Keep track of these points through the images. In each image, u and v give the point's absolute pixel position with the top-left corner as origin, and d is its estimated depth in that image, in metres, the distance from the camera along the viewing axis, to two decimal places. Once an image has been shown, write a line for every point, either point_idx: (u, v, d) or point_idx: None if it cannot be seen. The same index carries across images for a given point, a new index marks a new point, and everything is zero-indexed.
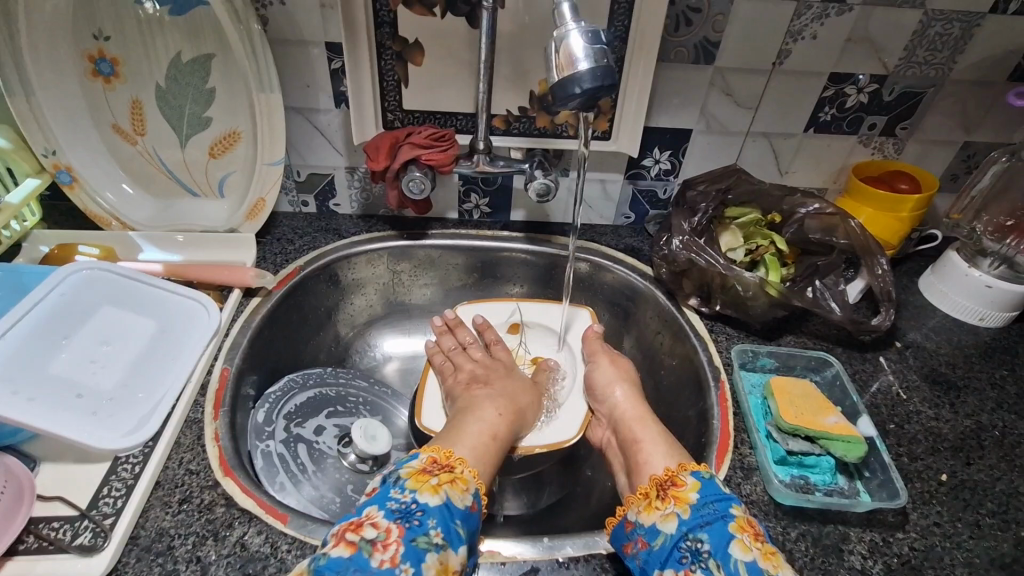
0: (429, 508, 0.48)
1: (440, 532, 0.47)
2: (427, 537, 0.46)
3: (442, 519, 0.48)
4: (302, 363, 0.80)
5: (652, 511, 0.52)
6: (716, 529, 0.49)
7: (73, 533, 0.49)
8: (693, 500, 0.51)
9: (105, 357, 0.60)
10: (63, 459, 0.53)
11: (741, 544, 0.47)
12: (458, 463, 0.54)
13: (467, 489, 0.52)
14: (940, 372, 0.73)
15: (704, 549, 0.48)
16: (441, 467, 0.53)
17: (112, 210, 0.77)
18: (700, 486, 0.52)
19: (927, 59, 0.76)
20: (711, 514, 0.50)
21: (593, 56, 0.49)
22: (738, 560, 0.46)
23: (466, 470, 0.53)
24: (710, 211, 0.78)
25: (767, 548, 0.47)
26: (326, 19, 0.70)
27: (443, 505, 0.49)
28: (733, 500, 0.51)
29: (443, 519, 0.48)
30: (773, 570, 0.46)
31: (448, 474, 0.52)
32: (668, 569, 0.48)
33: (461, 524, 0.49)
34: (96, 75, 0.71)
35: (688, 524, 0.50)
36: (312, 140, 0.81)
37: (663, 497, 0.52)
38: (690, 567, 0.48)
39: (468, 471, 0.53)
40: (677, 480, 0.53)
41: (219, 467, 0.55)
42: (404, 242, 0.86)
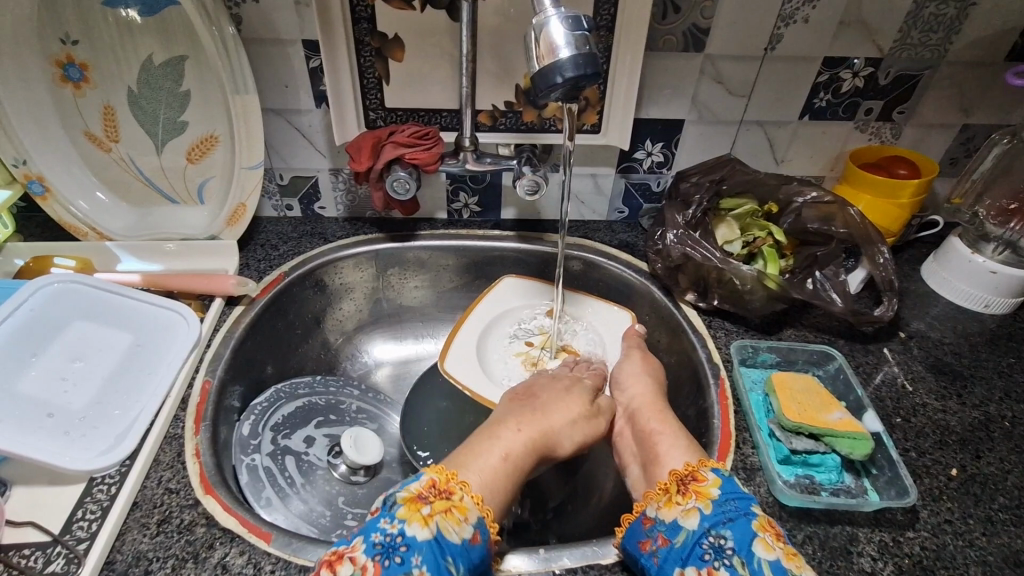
0: (416, 542, 0.45)
1: (423, 570, 0.44)
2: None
3: (429, 554, 0.45)
4: (290, 371, 0.77)
5: (673, 506, 0.49)
6: (740, 525, 0.46)
7: (45, 559, 0.46)
8: (715, 496, 0.48)
9: (78, 373, 0.57)
10: (35, 482, 0.51)
11: (764, 542, 0.45)
12: (459, 488, 0.50)
13: (466, 520, 0.48)
14: (947, 362, 0.70)
15: (727, 546, 0.45)
16: (438, 492, 0.49)
17: (87, 219, 0.74)
18: (722, 481, 0.50)
19: (923, 41, 0.74)
20: (734, 510, 0.47)
21: (574, 43, 0.47)
22: (762, 559, 0.44)
23: (466, 497, 0.49)
24: (704, 203, 0.75)
25: (789, 548, 0.45)
26: (302, 17, 0.67)
27: (433, 540, 0.45)
28: (754, 498, 0.49)
29: (431, 554, 0.45)
30: (797, 570, 0.44)
31: (444, 502, 0.48)
32: (690, 567, 0.46)
33: (454, 559, 0.45)
34: (65, 80, 0.68)
35: (710, 520, 0.47)
36: (293, 142, 0.79)
37: (683, 492, 0.50)
38: (713, 565, 0.45)
39: (469, 498, 0.49)
40: (698, 475, 0.51)
41: (200, 484, 0.53)
42: (392, 244, 0.84)
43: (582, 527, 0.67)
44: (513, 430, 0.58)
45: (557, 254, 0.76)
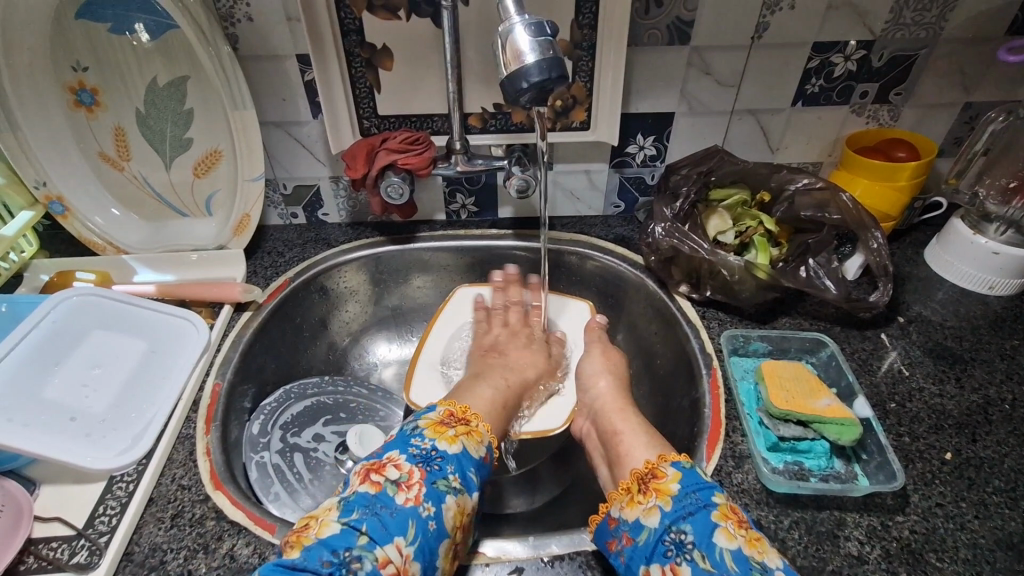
0: (449, 455, 0.52)
1: (457, 478, 0.51)
2: (446, 481, 0.50)
3: (459, 465, 0.52)
4: (298, 373, 0.81)
5: (634, 506, 0.50)
6: (699, 519, 0.47)
7: (71, 551, 0.50)
8: (675, 492, 0.49)
9: (96, 380, 0.61)
10: (61, 481, 0.55)
11: (725, 533, 0.46)
12: (473, 418, 0.58)
13: (481, 441, 0.56)
14: (946, 346, 0.70)
15: (688, 540, 0.46)
16: (458, 420, 0.57)
17: (105, 235, 0.79)
18: (681, 476, 0.51)
19: (915, 21, 0.73)
20: (693, 504, 0.48)
21: (539, 49, 0.48)
22: (722, 548, 0.45)
23: (479, 424, 0.57)
24: (692, 195, 0.76)
25: (751, 534, 0.46)
26: (295, 33, 0.70)
27: (462, 453, 0.53)
28: (716, 488, 0.50)
29: (460, 466, 0.52)
30: (758, 556, 0.44)
31: (464, 426, 0.56)
32: (655, 563, 0.47)
33: (477, 471, 0.53)
34: (78, 105, 0.73)
35: (671, 517, 0.48)
36: (294, 153, 0.82)
37: (644, 491, 0.51)
38: (675, 560, 0.46)
39: (482, 425, 0.58)
40: (658, 472, 0.52)
41: (210, 480, 0.56)
42: (393, 246, 0.87)
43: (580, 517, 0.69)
44: (500, 377, 0.69)
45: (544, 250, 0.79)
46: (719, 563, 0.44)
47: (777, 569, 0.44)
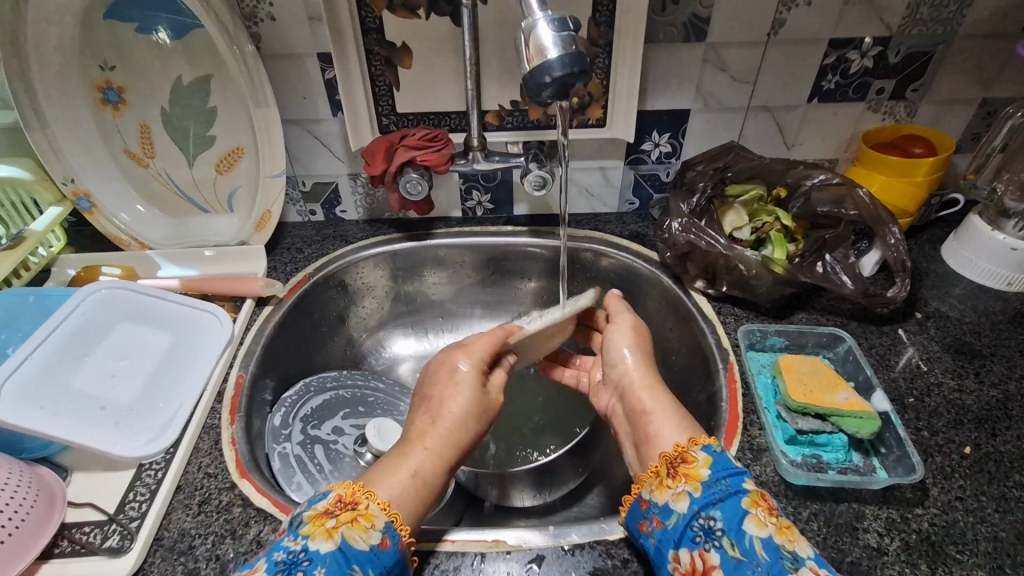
0: (319, 555, 0.44)
1: None
2: None
3: (334, 565, 0.44)
4: (317, 366, 0.82)
5: (664, 489, 0.50)
6: (729, 506, 0.47)
7: (103, 536, 0.52)
8: (704, 477, 0.49)
9: (124, 371, 0.62)
10: (91, 468, 0.57)
11: (756, 520, 0.46)
12: (365, 497, 0.48)
13: (373, 526, 0.46)
14: (964, 342, 0.70)
15: (716, 527, 0.47)
16: (345, 504, 0.48)
17: (130, 231, 0.80)
18: (711, 462, 0.50)
19: (932, 16, 0.73)
20: (723, 490, 0.48)
21: (561, 44, 0.49)
22: (752, 535, 0.45)
23: (372, 504, 0.48)
24: (708, 190, 0.76)
25: (782, 522, 0.46)
26: (316, 32, 0.71)
27: (337, 550, 0.44)
28: (745, 475, 0.50)
29: (335, 566, 0.44)
30: (788, 544, 0.45)
31: (350, 512, 0.47)
32: (683, 549, 0.47)
33: (360, 568, 0.44)
34: (105, 103, 0.74)
35: (700, 503, 0.48)
36: (313, 151, 0.83)
37: (673, 475, 0.51)
38: (703, 547, 0.46)
39: (375, 504, 0.48)
40: (687, 456, 0.51)
41: (235, 469, 0.58)
42: (410, 242, 0.88)
43: (596, 509, 0.70)
44: (421, 449, 0.54)
45: (561, 246, 0.79)
46: (749, 551, 0.45)
47: (807, 558, 0.44)
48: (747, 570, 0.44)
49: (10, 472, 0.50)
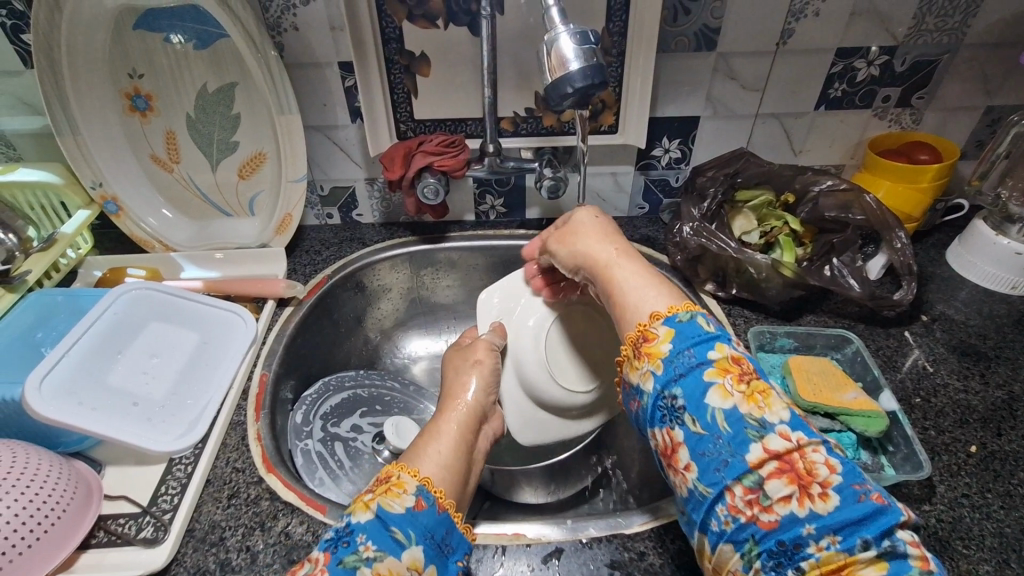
0: (359, 525, 0.46)
1: (371, 546, 0.44)
2: (355, 556, 0.44)
3: (375, 531, 0.45)
4: (335, 366, 0.84)
5: (632, 372, 0.48)
6: (690, 381, 0.44)
7: (138, 527, 0.54)
8: (665, 354, 0.45)
9: (155, 368, 0.64)
10: (124, 462, 0.59)
11: (720, 391, 0.43)
12: (396, 469, 0.50)
13: (405, 490, 0.48)
14: (970, 344, 0.71)
15: (679, 404, 0.44)
16: (380, 481, 0.50)
17: (155, 234, 0.83)
18: (673, 335, 0.46)
19: (937, 27, 0.75)
20: (685, 364, 0.44)
21: (583, 56, 0.51)
22: (715, 409, 0.42)
23: (403, 474, 0.49)
24: (719, 196, 0.78)
25: (751, 390, 0.42)
26: (338, 41, 0.74)
27: (376, 518, 0.46)
28: (716, 339, 0.45)
29: (376, 532, 0.45)
30: (756, 413, 0.42)
31: (383, 485, 0.49)
32: (653, 428, 0.45)
33: (399, 529, 0.46)
34: (133, 110, 0.77)
35: (662, 381, 0.45)
36: (332, 156, 0.85)
37: (637, 356, 0.47)
38: (668, 425, 0.44)
39: (405, 474, 0.49)
40: (649, 334, 0.47)
41: (263, 464, 0.60)
42: (425, 245, 0.90)
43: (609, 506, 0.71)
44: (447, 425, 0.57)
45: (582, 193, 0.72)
46: (711, 425, 0.42)
47: (777, 424, 0.41)
48: (709, 444, 0.42)
49: (49, 466, 0.52)
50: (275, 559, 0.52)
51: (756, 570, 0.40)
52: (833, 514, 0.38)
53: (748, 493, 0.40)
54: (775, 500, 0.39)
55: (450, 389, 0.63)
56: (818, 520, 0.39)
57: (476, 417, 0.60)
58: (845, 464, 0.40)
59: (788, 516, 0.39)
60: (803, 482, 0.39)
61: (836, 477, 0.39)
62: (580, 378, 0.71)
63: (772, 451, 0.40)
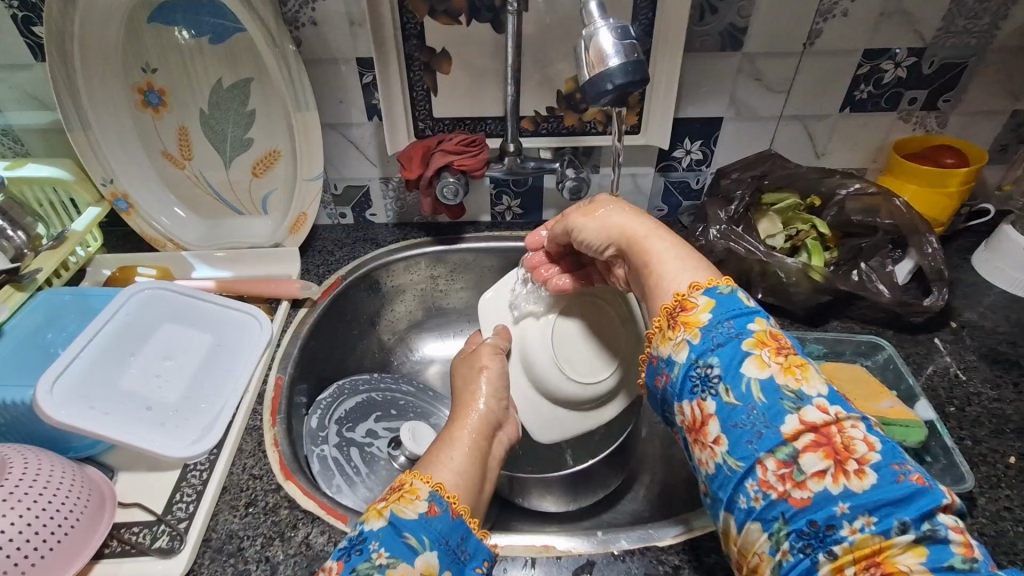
0: (372, 532, 0.44)
1: (384, 552, 0.43)
2: (368, 563, 0.42)
3: (387, 538, 0.44)
4: (348, 369, 0.83)
5: (665, 342, 0.46)
6: (728, 350, 0.42)
7: (152, 536, 0.52)
8: (703, 323, 0.44)
9: (168, 371, 0.62)
10: (135, 468, 0.57)
11: (757, 361, 0.41)
12: (410, 478, 0.49)
13: (418, 497, 0.47)
14: (1001, 352, 0.70)
15: (714, 373, 0.42)
16: (393, 488, 0.49)
17: (167, 233, 0.81)
18: (713, 305, 0.44)
19: (967, 28, 0.74)
20: (723, 334, 0.43)
21: (623, 52, 0.50)
22: (751, 379, 0.41)
23: (415, 481, 0.49)
24: (746, 199, 0.77)
25: (789, 362, 0.41)
26: (356, 37, 0.72)
27: (388, 524, 0.45)
28: (755, 313, 0.44)
29: (388, 539, 0.44)
30: (793, 385, 0.40)
31: (397, 492, 0.48)
32: (683, 401, 0.44)
33: (412, 535, 0.44)
34: (145, 105, 0.75)
35: (698, 350, 0.43)
36: (346, 154, 0.83)
37: (671, 326, 0.46)
38: (700, 396, 0.42)
39: (418, 480, 0.49)
40: (687, 302, 0.45)
41: (281, 471, 0.58)
42: (440, 247, 0.88)
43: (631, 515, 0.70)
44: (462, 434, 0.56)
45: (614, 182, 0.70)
46: (745, 395, 0.40)
47: (815, 397, 0.40)
48: (742, 416, 0.40)
49: (62, 472, 0.50)
50: (297, 570, 0.50)
51: (785, 550, 0.38)
52: (869, 493, 0.36)
53: (781, 467, 0.38)
54: (809, 475, 0.37)
55: (461, 398, 0.61)
56: (853, 498, 0.36)
57: (489, 423, 0.58)
58: (885, 443, 0.39)
59: (822, 493, 0.37)
60: (839, 457, 0.37)
61: (873, 454, 0.37)
62: (592, 370, 0.69)
63: (810, 423, 0.38)
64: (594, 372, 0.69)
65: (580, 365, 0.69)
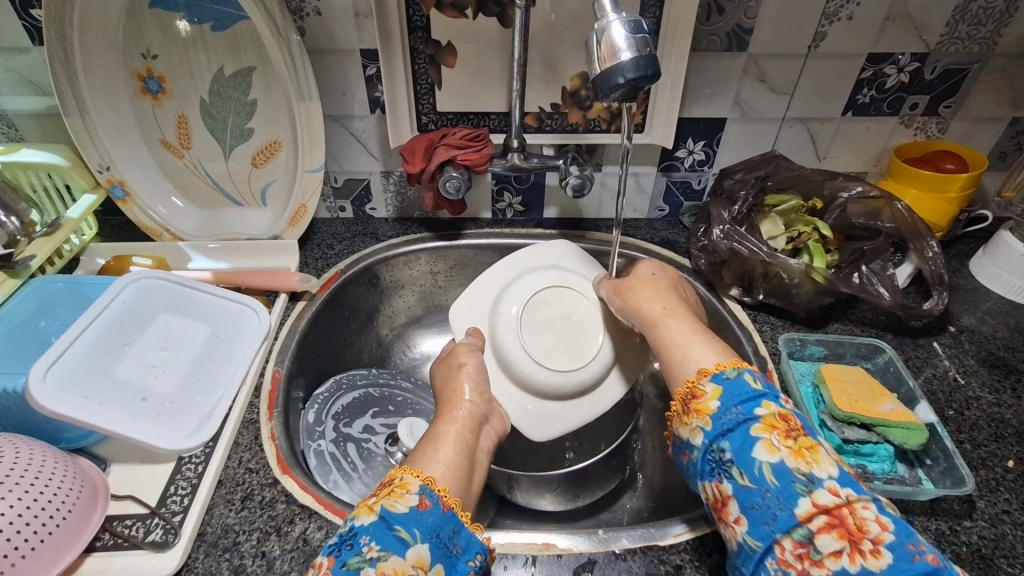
0: (363, 527, 0.45)
1: (374, 546, 0.43)
2: (358, 557, 0.42)
3: (378, 532, 0.44)
4: (346, 364, 0.82)
5: (682, 426, 0.50)
6: (738, 435, 0.46)
7: (146, 530, 0.51)
8: (713, 410, 0.48)
9: (165, 361, 0.61)
10: (130, 460, 0.56)
11: (767, 446, 0.44)
12: (400, 472, 0.49)
13: (408, 491, 0.47)
14: (1000, 356, 0.70)
15: (727, 458, 0.46)
16: (383, 484, 0.49)
17: (163, 222, 0.80)
18: (721, 392, 0.48)
19: (970, 35, 0.74)
20: (732, 421, 0.46)
21: (635, 46, 0.50)
22: (762, 463, 0.44)
23: (405, 475, 0.48)
24: (749, 199, 0.76)
25: (798, 446, 0.44)
26: (361, 28, 0.71)
27: (379, 519, 0.45)
28: (763, 397, 0.47)
29: (379, 533, 0.44)
30: (804, 468, 0.43)
31: (387, 487, 0.48)
32: (703, 482, 0.48)
33: (403, 529, 0.44)
34: (144, 92, 0.74)
35: (711, 435, 0.47)
36: (348, 147, 0.83)
37: (685, 411, 0.50)
38: (718, 478, 0.46)
39: (409, 474, 0.48)
40: (697, 390, 0.49)
41: (277, 465, 0.57)
42: (440, 242, 0.87)
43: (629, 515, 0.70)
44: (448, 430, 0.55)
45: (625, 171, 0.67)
46: (759, 478, 0.44)
47: (826, 479, 0.42)
48: (758, 498, 0.43)
49: (54, 461, 0.49)
50: (293, 566, 0.49)
51: None
52: (885, 572, 0.38)
53: (798, 547, 0.41)
54: (825, 555, 0.40)
55: (446, 394, 0.60)
56: None
57: (477, 418, 0.57)
58: (899, 522, 0.41)
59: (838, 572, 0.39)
60: (853, 537, 0.40)
61: (887, 535, 0.40)
62: (574, 358, 0.68)
63: (822, 506, 0.41)
64: (576, 360, 0.68)
65: (562, 356, 0.68)
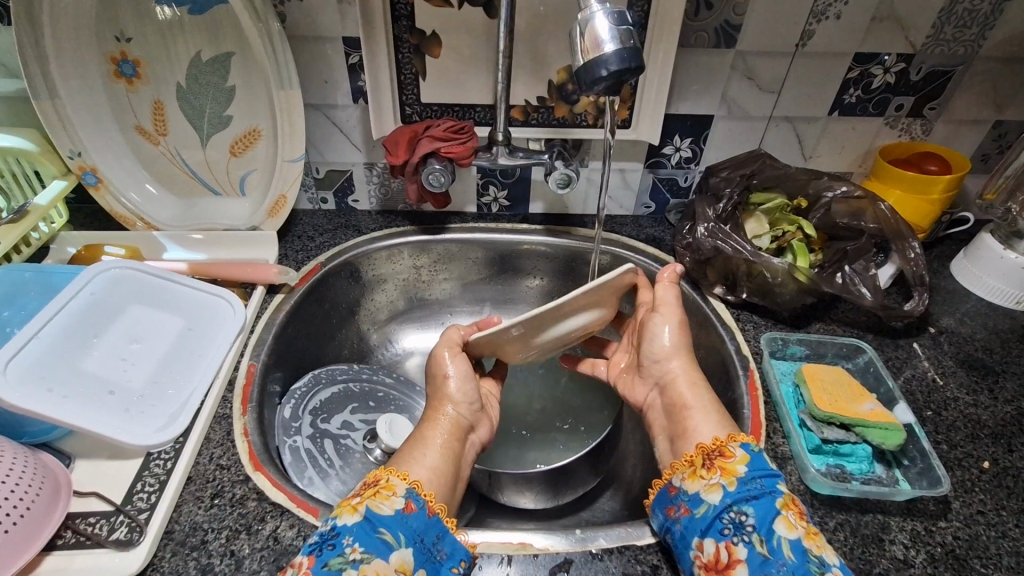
0: (346, 528, 0.45)
1: (357, 548, 0.43)
2: (341, 559, 0.43)
3: (361, 533, 0.44)
4: (325, 359, 0.80)
5: (697, 479, 0.52)
6: (762, 504, 0.48)
7: (110, 528, 0.49)
8: (741, 473, 0.50)
9: (134, 354, 0.60)
10: (96, 456, 0.54)
11: (786, 521, 0.47)
12: (385, 474, 0.50)
13: (394, 493, 0.47)
14: (978, 358, 0.71)
15: (748, 522, 0.48)
16: (368, 484, 0.49)
17: (136, 210, 0.78)
18: (749, 459, 0.51)
19: (956, 37, 0.74)
20: (758, 489, 0.49)
21: (618, 38, 0.50)
22: (782, 537, 0.46)
23: (391, 477, 0.49)
24: (734, 197, 0.76)
25: (811, 528, 0.47)
26: (344, 15, 0.70)
27: (363, 519, 0.45)
28: (781, 477, 0.51)
29: (363, 534, 0.44)
30: (817, 550, 0.46)
31: (372, 488, 0.48)
32: (708, 539, 0.48)
33: (388, 531, 0.45)
34: (118, 76, 0.72)
35: (733, 496, 0.49)
36: (330, 137, 0.81)
37: (708, 467, 0.52)
38: (731, 540, 0.48)
39: (395, 476, 0.49)
40: (726, 450, 0.52)
41: (250, 461, 0.56)
42: (423, 236, 0.86)
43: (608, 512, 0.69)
44: (435, 436, 0.55)
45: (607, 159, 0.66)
46: (777, 549, 0.46)
47: (834, 565, 0.45)
48: (772, 568, 0.45)
49: (15, 457, 0.47)
50: (263, 565, 0.48)
51: None
52: None
53: None
54: None
55: (435, 395, 0.60)
56: None
57: (462, 426, 0.58)
58: None
59: None
60: None
61: None
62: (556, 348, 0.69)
63: None
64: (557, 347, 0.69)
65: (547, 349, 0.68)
